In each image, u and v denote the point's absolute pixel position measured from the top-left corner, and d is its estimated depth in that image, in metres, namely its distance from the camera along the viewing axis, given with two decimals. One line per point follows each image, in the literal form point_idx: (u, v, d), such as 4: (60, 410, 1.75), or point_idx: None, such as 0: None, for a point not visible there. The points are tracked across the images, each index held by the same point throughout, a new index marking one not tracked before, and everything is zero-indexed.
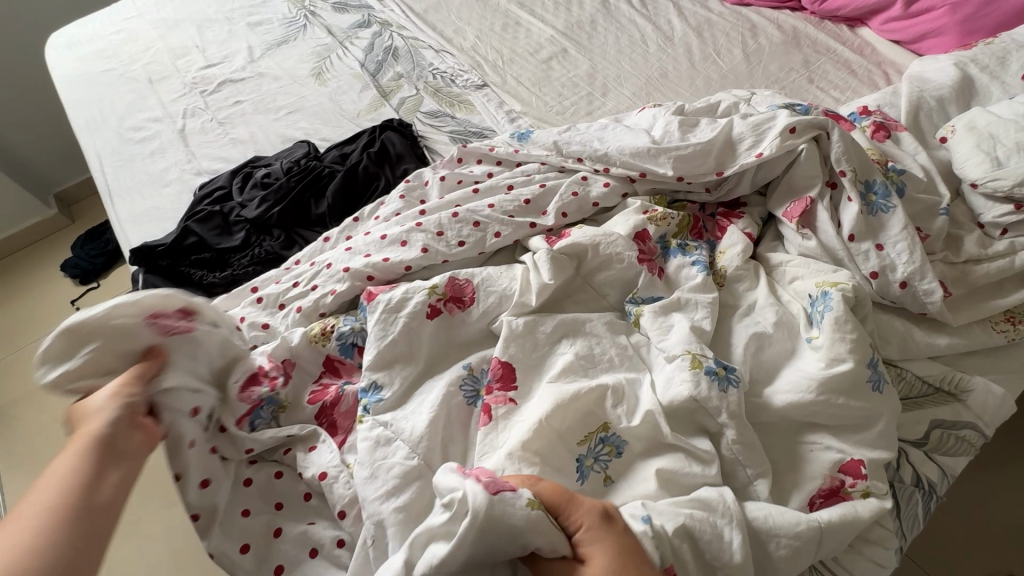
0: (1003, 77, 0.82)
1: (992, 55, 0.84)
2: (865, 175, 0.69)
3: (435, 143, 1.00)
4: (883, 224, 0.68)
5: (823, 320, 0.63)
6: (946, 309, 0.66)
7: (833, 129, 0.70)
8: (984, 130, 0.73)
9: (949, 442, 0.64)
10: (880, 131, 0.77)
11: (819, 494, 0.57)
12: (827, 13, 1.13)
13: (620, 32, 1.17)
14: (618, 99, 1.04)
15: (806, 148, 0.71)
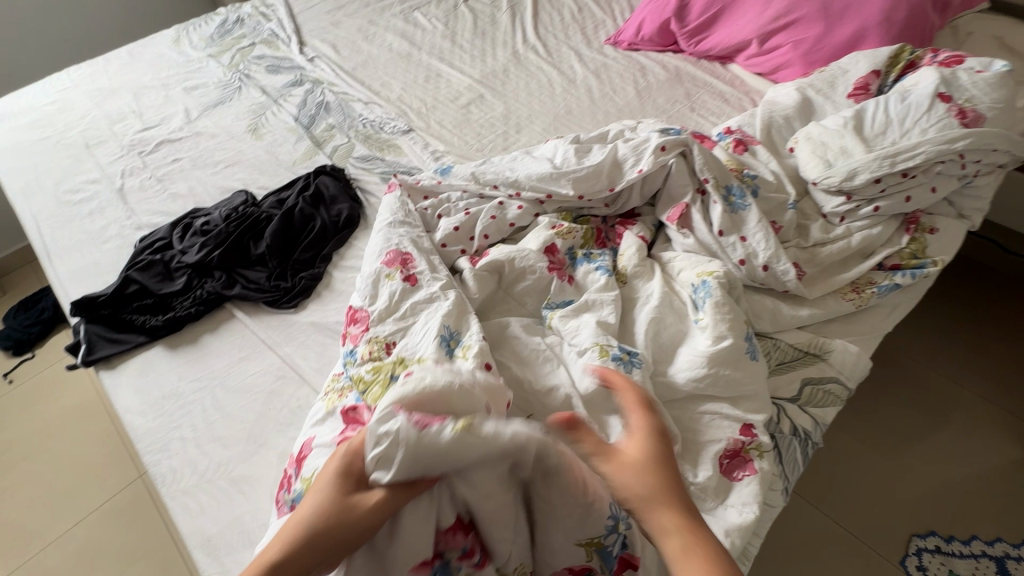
0: (833, 97, 1.00)
1: (824, 80, 1.03)
2: (725, 182, 0.84)
3: (368, 183, 1.09)
4: (743, 219, 0.82)
5: (705, 303, 0.74)
6: (802, 286, 0.80)
7: (693, 146, 0.86)
8: (818, 139, 0.89)
9: (819, 396, 0.75)
10: (738, 147, 0.93)
11: (725, 455, 0.66)
12: (702, 53, 1.32)
13: (530, 77, 1.33)
14: (531, 134, 1.18)
15: (675, 162, 0.86)
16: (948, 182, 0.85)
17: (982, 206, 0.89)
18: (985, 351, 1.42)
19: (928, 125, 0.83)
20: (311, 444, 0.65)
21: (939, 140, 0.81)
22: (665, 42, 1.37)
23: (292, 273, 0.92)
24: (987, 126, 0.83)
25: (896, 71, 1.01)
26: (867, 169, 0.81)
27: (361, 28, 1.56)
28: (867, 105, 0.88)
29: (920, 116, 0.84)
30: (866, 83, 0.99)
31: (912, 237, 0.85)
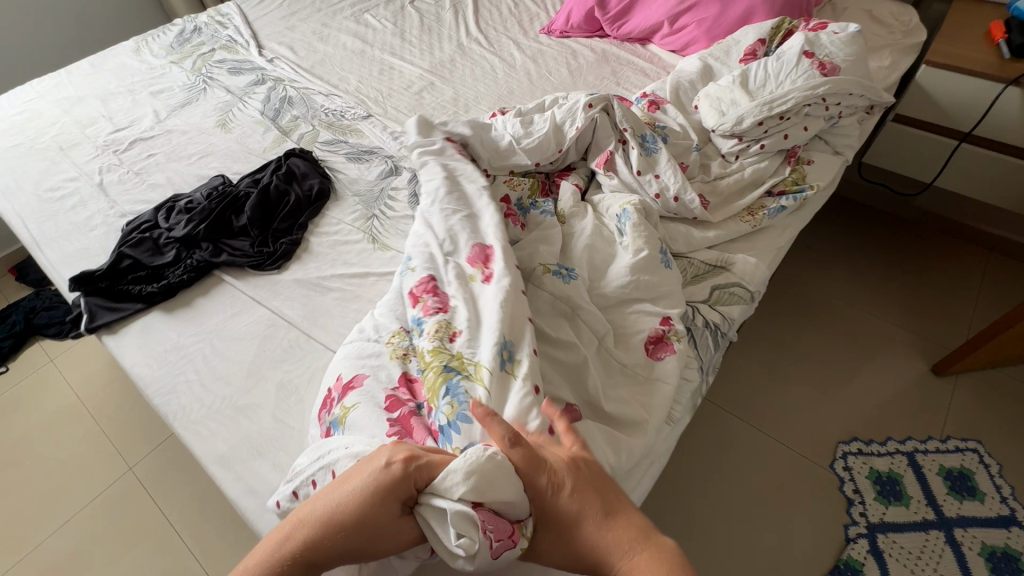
0: (728, 63, 1.19)
1: (721, 50, 1.22)
2: (640, 131, 1.01)
3: (335, 163, 1.21)
4: (656, 160, 0.99)
5: (626, 226, 0.90)
6: (706, 212, 0.97)
7: (613, 101, 1.02)
8: (714, 96, 1.07)
9: (726, 298, 0.92)
10: (653, 107, 1.10)
11: (650, 340, 0.82)
12: (624, 36, 1.50)
13: (475, 66, 1.48)
14: (478, 113, 1.32)
15: (600, 116, 1.02)
16: (818, 124, 1.04)
17: (848, 142, 1.09)
18: (893, 293, 1.79)
19: (798, 77, 1.02)
20: (362, 380, 0.76)
21: (806, 87, 0.99)
22: (592, 28, 1.54)
23: (273, 239, 1.04)
24: (843, 76, 1.03)
25: (778, 37, 1.20)
26: (751, 114, 0.99)
27: (315, 31, 1.68)
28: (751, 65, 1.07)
29: (791, 70, 1.03)
30: (754, 50, 1.18)
31: (793, 168, 1.04)
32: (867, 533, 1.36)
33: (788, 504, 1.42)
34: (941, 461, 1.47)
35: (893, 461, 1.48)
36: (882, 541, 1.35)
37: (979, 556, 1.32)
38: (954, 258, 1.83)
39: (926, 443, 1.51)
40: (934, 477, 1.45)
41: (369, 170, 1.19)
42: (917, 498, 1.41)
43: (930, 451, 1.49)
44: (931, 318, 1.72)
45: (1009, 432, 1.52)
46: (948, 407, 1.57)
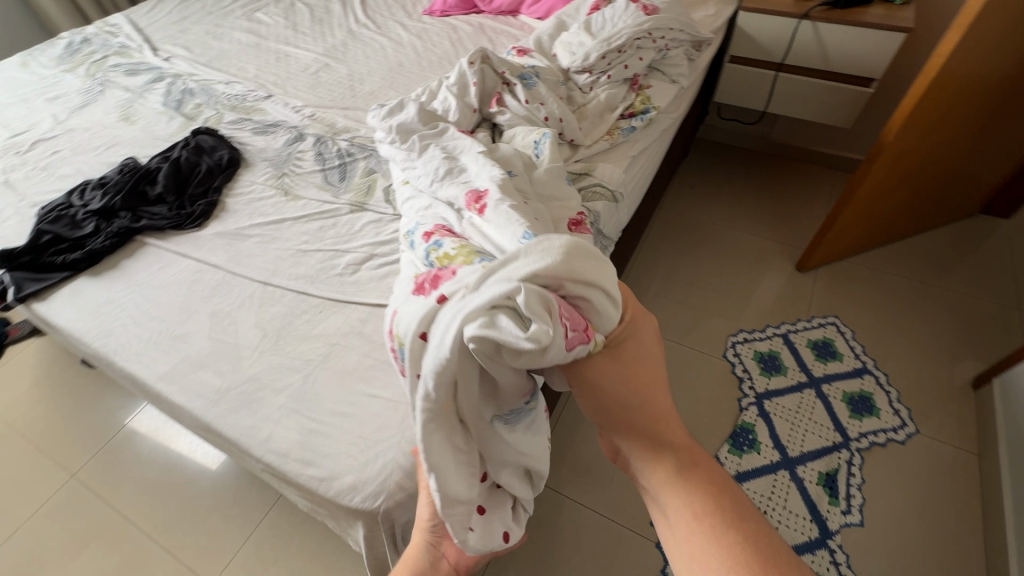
0: (578, 17, 1.41)
1: (572, 8, 1.44)
2: (519, 74, 1.20)
3: (242, 137, 1.32)
4: (539, 93, 1.17)
5: (544, 146, 1.06)
6: (575, 131, 1.16)
7: (489, 53, 1.20)
8: (566, 42, 1.28)
9: (592, 197, 1.12)
10: (520, 55, 1.30)
11: (574, 223, 0.98)
12: (496, 10, 1.70)
13: (365, 46, 1.63)
14: (372, 83, 1.47)
15: (484, 68, 1.19)
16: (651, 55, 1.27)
17: (679, 70, 1.33)
18: (762, 211, 2.09)
19: (628, 18, 1.24)
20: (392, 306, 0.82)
21: (634, 25, 1.22)
22: (467, 7, 1.73)
23: (190, 202, 1.14)
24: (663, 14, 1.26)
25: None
26: (595, 51, 1.20)
27: (209, 31, 1.77)
28: (593, 15, 1.29)
29: (623, 14, 1.25)
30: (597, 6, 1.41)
31: (637, 93, 1.25)
32: (756, 401, 1.62)
33: (692, 390, 1.66)
34: (809, 336, 1.76)
35: (772, 343, 1.75)
36: (769, 405, 1.61)
37: (842, 401, 1.60)
38: (804, 177, 2.15)
39: (795, 324, 1.79)
40: (805, 349, 1.73)
41: (276, 139, 1.31)
42: (793, 367, 1.69)
43: (799, 330, 1.78)
44: (793, 226, 2.03)
45: (858, 305, 1.84)
46: (812, 294, 1.88)
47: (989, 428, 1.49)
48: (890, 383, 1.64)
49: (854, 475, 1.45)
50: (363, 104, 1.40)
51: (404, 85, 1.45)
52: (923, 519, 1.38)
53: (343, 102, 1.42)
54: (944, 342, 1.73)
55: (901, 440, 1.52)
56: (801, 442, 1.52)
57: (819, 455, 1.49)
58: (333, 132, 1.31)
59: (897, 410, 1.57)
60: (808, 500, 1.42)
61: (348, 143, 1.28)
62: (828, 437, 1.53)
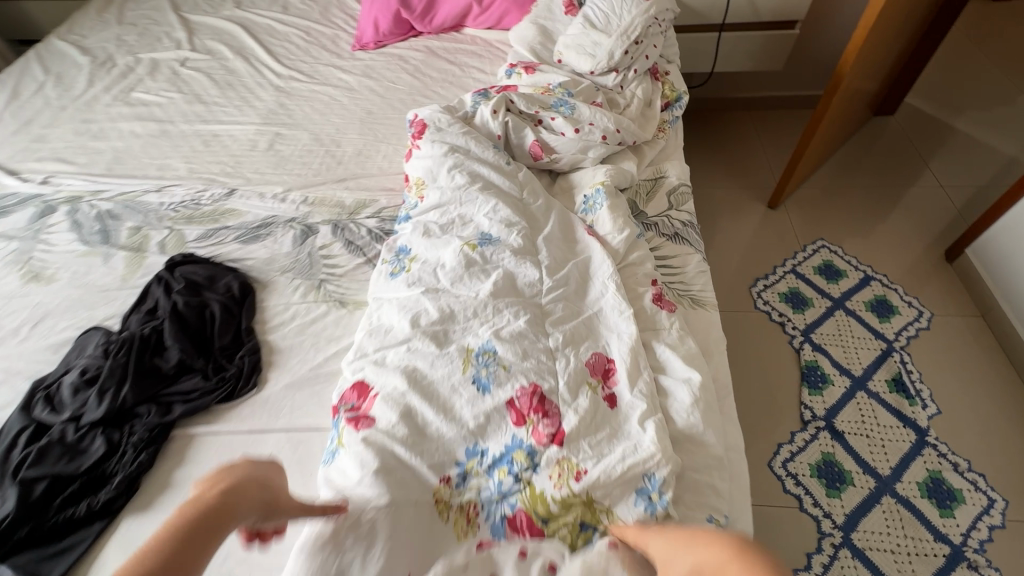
0: (557, 19, 1.31)
1: (543, 10, 1.34)
2: (548, 105, 1.04)
3: (230, 253, 1.02)
4: (577, 113, 1.02)
5: (597, 208, 0.91)
6: (637, 132, 1.07)
7: (512, 97, 1.04)
8: (575, 44, 1.17)
9: (680, 197, 1.04)
10: (529, 72, 1.14)
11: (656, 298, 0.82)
12: (438, 28, 1.52)
13: (310, 101, 1.36)
14: (353, 141, 1.23)
15: (509, 117, 1.02)
16: (660, 41, 1.22)
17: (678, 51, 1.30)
18: (717, 164, 2.20)
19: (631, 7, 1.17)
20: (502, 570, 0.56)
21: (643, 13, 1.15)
22: (403, 32, 1.53)
23: (226, 359, 0.84)
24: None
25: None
26: (617, 48, 1.12)
27: (79, 131, 1.34)
28: (586, 10, 1.20)
29: (622, 3, 1.17)
30: (571, 1, 1.32)
31: (662, 82, 1.19)
32: (805, 337, 1.70)
33: (748, 350, 1.69)
34: (812, 263, 1.89)
35: (787, 280, 1.84)
36: (816, 337, 1.70)
37: (868, 310, 1.74)
38: (734, 123, 2.31)
39: (796, 257, 1.91)
40: (815, 276, 1.85)
41: (280, 242, 1.03)
42: (815, 296, 1.80)
43: (802, 261, 1.90)
44: (750, 171, 2.16)
45: (832, 222, 2.02)
46: (793, 225, 2.01)
47: (980, 291, 1.73)
48: (891, 281, 1.82)
49: (912, 372, 1.59)
50: (360, 169, 1.16)
51: (392, 135, 1.24)
52: (975, 386, 1.57)
53: (333, 173, 1.16)
54: (906, 230, 1.98)
55: (927, 326, 1.70)
56: (859, 360, 1.63)
57: (878, 365, 1.61)
58: (349, 213, 1.07)
59: (910, 302, 1.76)
60: (892, 409, 1.53)
61: (377, 221, 1.05)
62: (876, 346, 1.66)
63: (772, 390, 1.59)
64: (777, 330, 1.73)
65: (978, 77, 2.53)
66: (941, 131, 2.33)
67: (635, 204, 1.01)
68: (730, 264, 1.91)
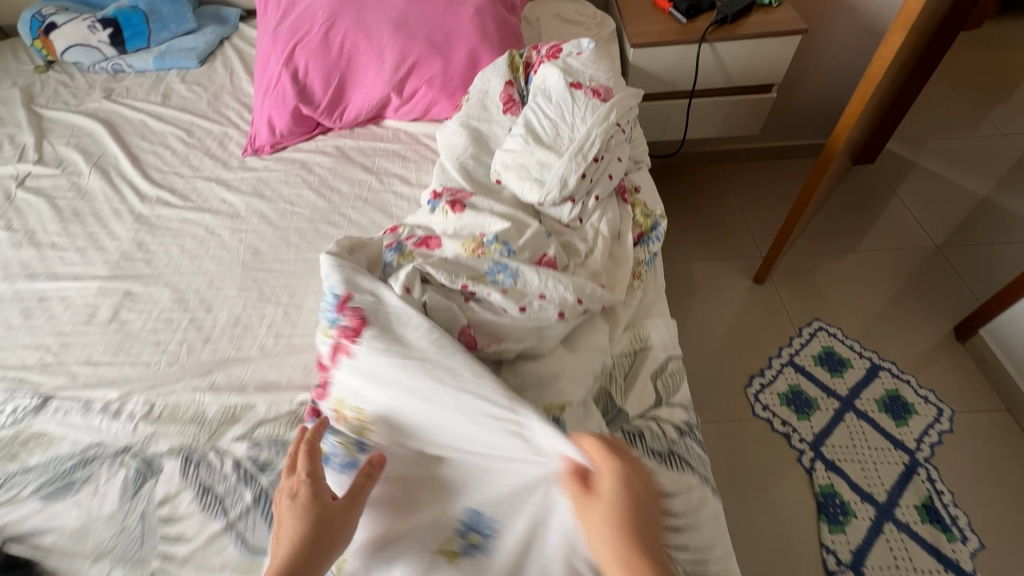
0: (493, 118, 1.05)
1: (476, 107, 1.07)
2: (481, 274, 0.77)
3: (23, 523, 0.69)
4: (523, 285, 0.75)
5: None
6: (608, 294, 0.79)
7: (427, 268, 0.77)
8: (517, 163, 0.89)
9: (670, 381, 0.77)
10: (457, 207, 0.86)
11: None
12: (351, 123, 1.23)
13: (179, 237, 1.04)
14: (229, 303, 0.92)
15: (427, 296, 0.73)
16: (624, 148, 0.96)
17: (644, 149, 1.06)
18: (695, 232, 1.95)
19: (584, 112, 0.92)
20: None
21: (600, 122, 0.90)
22: (308, 129, 1.23)
23: None
24: (616, 93, 0.98)
25: (521, 73, 1.11)
26: (571, 172, 0.85)
27: None
28: (527, 113, 0.93)
29: (573, 107, 0.92)
30: (509, 94, 1.06)
31: (632, 204, 0.93)
32: (815, 453, 1.44)
33: (752, 475, 1.41)
34: (812, 351, 1.64)
35: (786, 377, 1.59)
36: (828, 452, 1.44)
37: (881, 411, 1.50)
38: (709, 180, 2.06)
39: (792, 344, 1.66)
40: (817, 368, 1.61)
41: (100, 495, 0.70)
42: (820, 396, 1.55)
43: (800, 349, 1.65)
44: (731, 240, 1.92)
45: (826, 295, 1.79)
46: (784, 304, 1.77)
47: (1002, 380, 1.52)
48: (902, 370, 1.59)
49: (943, 493, 1.35)
50: (234, 351, 0.85)
51: (284, 291, 0.93)
52: (1016, 505, 1.34)
53: (197, 359, 0.85)
54: (908, 300, 1.77)
55: (950, 429, 1.47)
56: (881, 480, 1.38)
57: (904, 486, 1.37)
58: (210, 432, 0.75)
59: (926, 397, 1.53)
60: (928, 547, 1.28)
61: (248, 445, 0.74)
62: (898, 460, 1.41)
63: (787, 532, 1.32)
64: (782, 445, 1.46)
65: (952, 112, 2.39)
66: (925, 177, 2.15)
67: (612, 402, 0.73)
68: (721, 360, 1.65)
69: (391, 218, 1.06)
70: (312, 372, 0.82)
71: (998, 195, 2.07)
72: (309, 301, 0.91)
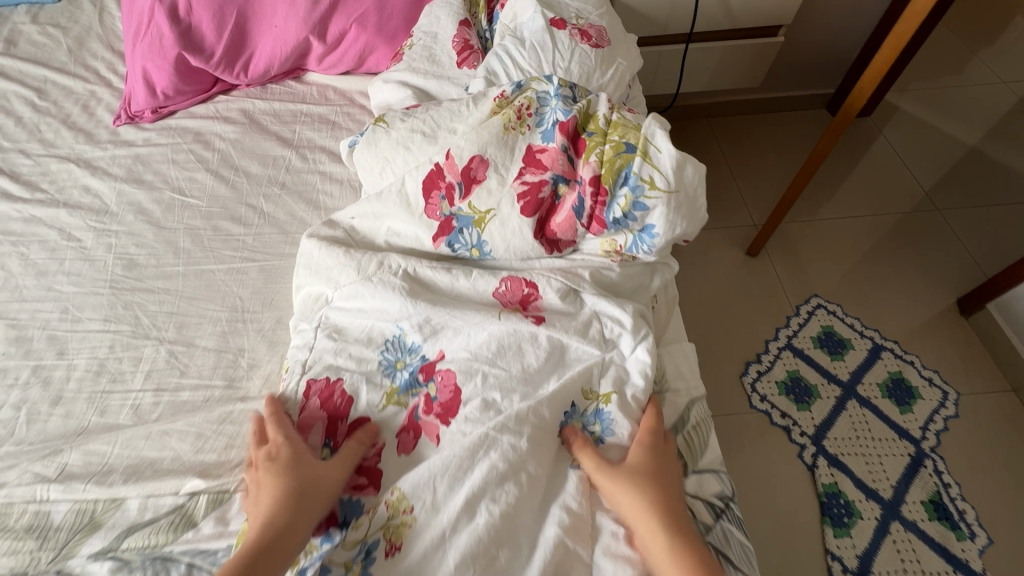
0: (444, 73, 0.79)
1: (421, 55, 0.81)
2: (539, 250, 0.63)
3: None
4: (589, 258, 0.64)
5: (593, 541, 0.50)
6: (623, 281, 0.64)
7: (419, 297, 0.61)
8: (506, 199, 0.63)
9: (695, 436, 0.59)
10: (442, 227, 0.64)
11: None
12: (261, 78, 0.93)
13: (20, 246, 0.76)
14: (90, 342, 0.66)
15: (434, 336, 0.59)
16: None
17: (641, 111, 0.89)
18: None
19: (567, 62, 0.72)
20: None
21: (585, 83, 0.71)
22: (203, 86, 0.92)
23: None
24: (611, 40, 0.77)
25: (484, 10, 0.86)
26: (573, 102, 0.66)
27: None
28: (490, 62, 0.73)
29: (554, 54, 0.72)
30: (465, 39, 0.81)
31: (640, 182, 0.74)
32: (817, 447, 1.36)
33: (752, 477, 1.31)
34: (810, 333, 1.53)
35: (785, 363, 1.48)
36: (830, 446, 1.36)
37: (884, 397, 1.44)
38: (698, 135, 1.82)
39: (790, 324, 1.54)
40: (817, 351, 1.50)
41: None
42: (820, 382, 1.45)
43: (798, 330, 1.53)
44: (723, 207, 1.72)
45: (822, 267, 1.65)
46: (779, 278, 1.62)
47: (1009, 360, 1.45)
48: (904, 349, 1.52)
49: (950, 485, 1.30)
50: (96, 418, 0.61)
51: (169, 321, 0.68)
52: (1015, 491, 1.30)
53: (41, 432, 0.60)
54: (907, 270, 1.65)
55: (954, 414, 1.41)
56: (886, 475, 1.32)
57: (910, 480, 1.31)
58: (56, 549, 0.53)
59: (931, 379, 1.46)
60: (937, 547, 1.23)
61: (111, 566, 0.51)
62: (903, 452, 1.35)
63: (791, 540, 1.24)
64: (777, 439, 1.37)
65: (942, 53, 2.21)
66: (925, 130, 1.97)
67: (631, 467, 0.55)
68: (716, 346, 1.51)
69: (318, 209, 0.80)
70: (207, 445, 0.59)
71: (983, 144, 1.94)
72: (203, 335, 0.67)
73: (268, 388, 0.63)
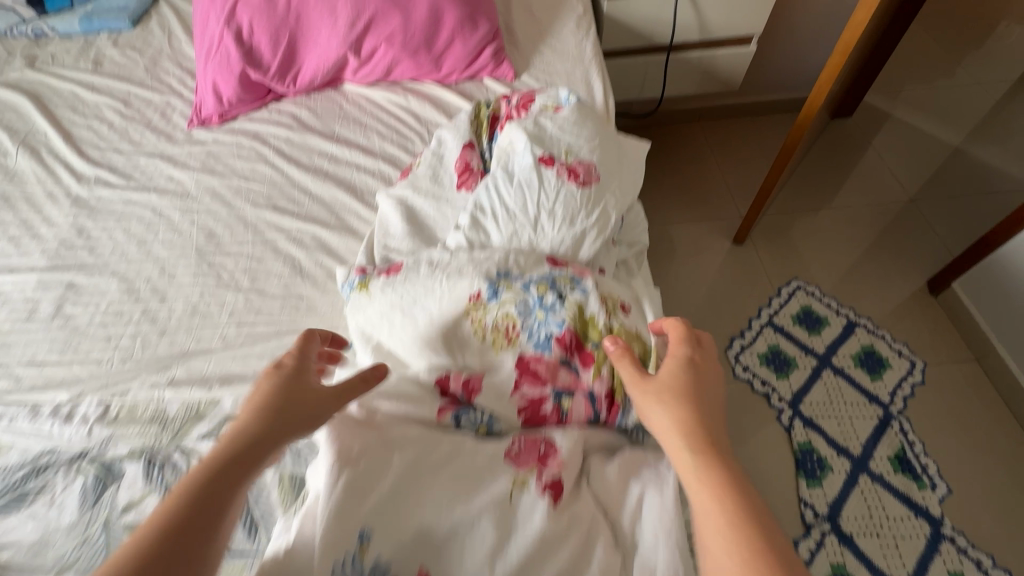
0: (444, 195, 0.86)
1: (427, 172, 0.89)
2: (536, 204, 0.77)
3: None
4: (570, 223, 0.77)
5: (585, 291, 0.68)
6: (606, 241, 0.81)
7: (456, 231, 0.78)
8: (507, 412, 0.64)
9: None
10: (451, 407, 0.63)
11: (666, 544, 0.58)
12: (306, 87, 1.13)
13: (122, 222, 0.95)
14: (184, 291, 0.85)
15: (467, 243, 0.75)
16: (608, 254, 0.81)
17: (639, 233, 0.91)
18: (674, 189, 1.91)
19: (552, 206, 0.76)
20: None
21: (567, 228, 0.75)
22: (259, 95, 1.12)
23: None
24: (600, 176, 0.80)
25: (486, 131, 0.94)
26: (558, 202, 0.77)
27: None
28: (480, 197, 0.78)
29: (539, 196, 0.76)
30: (467, 161, 0.88)
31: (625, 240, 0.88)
32: (794, 411, 1.50)
33: (733, 434, 1.47)
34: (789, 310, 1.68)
35: (766, 337, 1.63)
36: (806, 410, 1.50)
37: (856, 367, 1.58)
38: (687, 135, 2.00)
39: (771, 304, 1.69)
40: (795, 327, 1.65)
41: (58, 505, 0.65)
42: (799, 355, 1.60)
43: (779, 309, 1.68)
44: (711, 200, 1.88)
45: (801, 253, 1.81)
46: (762, 262, 1.78)
47: (972, 332, 1.58)
48: (877, 325, 1.66)
49: (914, 443, 1.44)
50: (193, 345, 0.80)
51: (244, 275, 0.87)
52: (974, 447, 1.43)
53: (153, 354, 0.79)
54: (881, 255, 1.80)
55: (921, 382, 1.54)
56: (856, 434, 1.46)
57: (878, 439, 1.45)
58: (173, 433, 0.71)
59: (901, 351, 1.60)
60: (901, 496, 1.36)
61: (215, 443, 0.69)
62: (873, 414, 1.49)
63: (767, 489, 1.38)
64: (757, 402, 1.52)
65: (920, 59, 2.37)
66: (900, 129, 2.13)
67: None
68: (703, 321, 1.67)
69: (357, 191, 0.99)
70: None
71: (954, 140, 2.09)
72: (272, 285, 0.85)
73: (324, 323, 0.81)
